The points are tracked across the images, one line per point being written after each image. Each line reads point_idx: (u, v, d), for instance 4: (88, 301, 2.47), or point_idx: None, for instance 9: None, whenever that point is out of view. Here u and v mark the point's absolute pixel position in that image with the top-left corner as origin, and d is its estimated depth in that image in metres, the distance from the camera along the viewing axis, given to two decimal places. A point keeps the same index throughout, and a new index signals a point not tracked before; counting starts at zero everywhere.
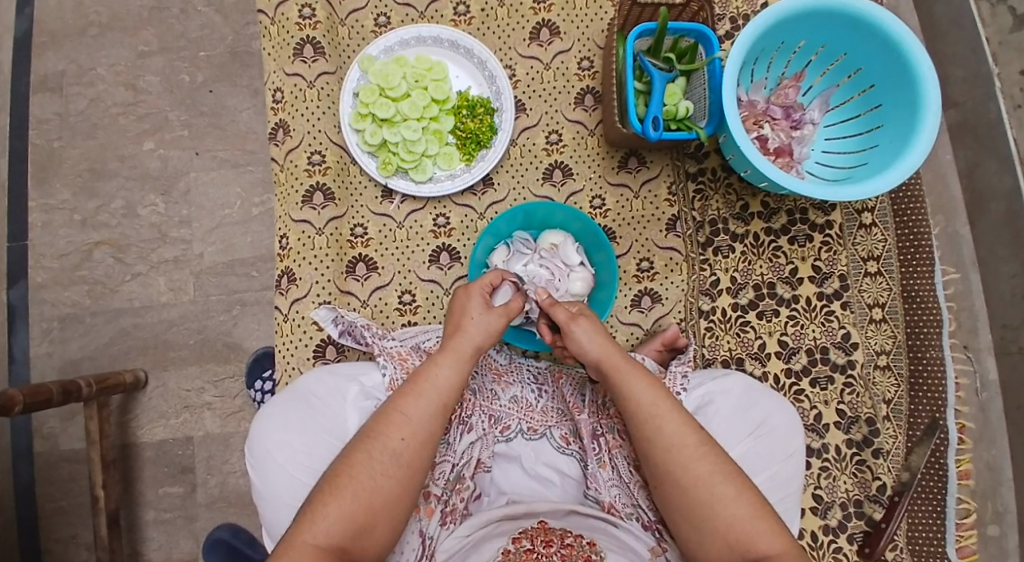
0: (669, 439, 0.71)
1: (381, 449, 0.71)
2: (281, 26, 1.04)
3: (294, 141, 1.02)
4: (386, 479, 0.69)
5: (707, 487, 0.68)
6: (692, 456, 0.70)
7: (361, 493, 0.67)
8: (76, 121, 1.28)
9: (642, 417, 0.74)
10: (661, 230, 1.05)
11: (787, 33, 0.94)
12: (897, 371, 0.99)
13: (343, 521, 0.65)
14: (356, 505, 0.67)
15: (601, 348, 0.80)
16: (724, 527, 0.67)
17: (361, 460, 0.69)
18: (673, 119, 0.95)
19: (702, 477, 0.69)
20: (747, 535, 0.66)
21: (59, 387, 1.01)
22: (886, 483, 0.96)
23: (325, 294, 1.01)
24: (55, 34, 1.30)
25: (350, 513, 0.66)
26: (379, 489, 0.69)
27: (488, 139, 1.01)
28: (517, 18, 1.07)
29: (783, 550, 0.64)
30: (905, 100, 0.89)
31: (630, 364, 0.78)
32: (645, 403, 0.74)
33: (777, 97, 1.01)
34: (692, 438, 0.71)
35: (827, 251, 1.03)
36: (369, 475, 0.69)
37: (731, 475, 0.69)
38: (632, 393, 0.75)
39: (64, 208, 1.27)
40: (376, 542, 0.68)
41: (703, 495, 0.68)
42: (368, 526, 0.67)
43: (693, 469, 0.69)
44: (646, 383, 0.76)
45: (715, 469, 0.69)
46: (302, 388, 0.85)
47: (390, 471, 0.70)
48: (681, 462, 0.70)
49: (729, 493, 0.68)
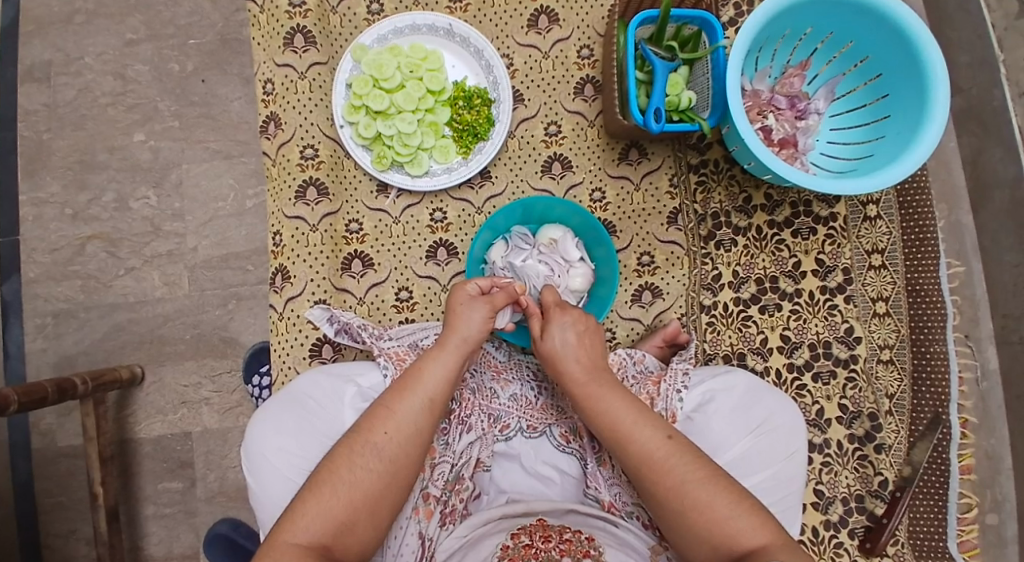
0: (636, 454, 0.72)
1: (363, 444, 0.70)
2: (270, 14, 1.01)
3: (286, 134, 1.00)
4: (367, 474, 0.69)
5: (679, 497, 0.68)
6: (660, 469, 0.70)
7: (340, 488, 0.67)
8: (64, 112, 1.26)
9: (607, 434, 0.75)
10: (663, 223, 1.03)
11: (794, 20, 0.91)
12: (900, 365, 0.98)
13: (323, 518, 0.65)
14: (336, 502, 0.66)
15: (564, 367, 0.80)
16: (703, 530, 0.66)
17: (343, 456, 0.69)
18: (675, 110, 0.92)
19: (673, 488, 0.68)
20: (728, 535, 0.65)
21: (55, 385, 1.00)
22: (887, 478, 0.95)
23: (320, 292, 0.99)
24: (40, 22, 1.26)
25: (330, 510, 0.65)
26: (359, 484, 0.68)
27: (485, 130, 0.99)
28: (515, 5, 1.03)
29: (766, 543, 0.63)
30: (914, 90, 0.87)
31: (596, 383, 0.78)
32: (609, 419, 0.75)
33: (782, 87, 0.98)
34: (660, 451, 0.71)
35: (831, 243, 1.01)
36: (350, 471, 0.68)
37: (702, 479, 0.68)
38: (601, 411, 0.75)
39: (54, 201, 1.25)
40: (358, 541, 0.67)
41: (677, 506, 0.68)
42: (349, 522, 0.66)
43: (663, 481, 0.69)
44: (612, 398, 0.76)
45: (685, 476, 0.69)
46: (296, 390, 0.83)
47: (371, 465, 0.69)
48: (652, 475, 0.70)
49: (703, 499, 0.67)
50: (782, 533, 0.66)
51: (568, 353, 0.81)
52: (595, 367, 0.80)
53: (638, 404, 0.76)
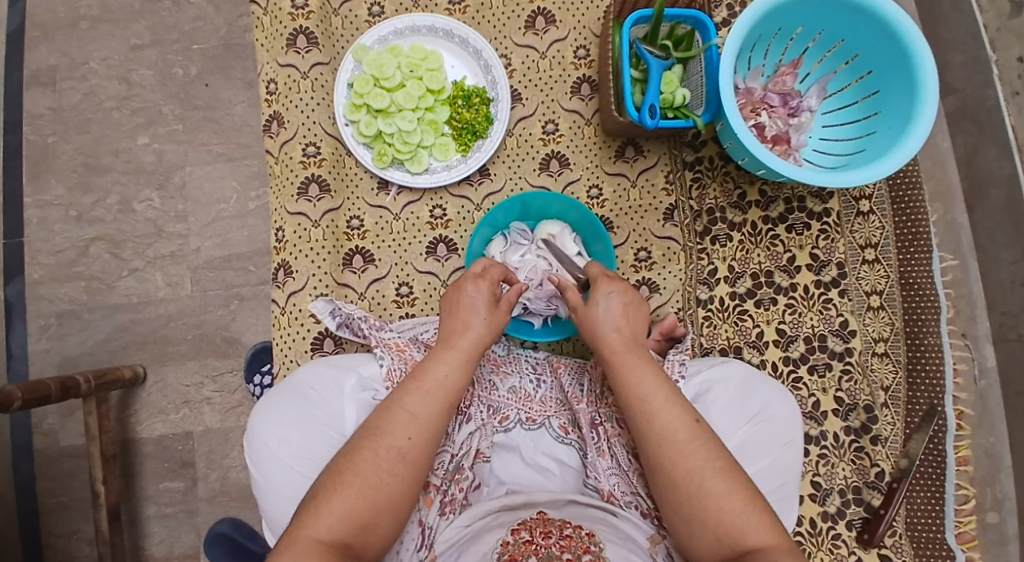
0: (661, 431, 0.72)
1: (387, 447, 0.70)
2: (273, 16, 1.03)
3: (288, 132, 1.02)
4: (391, 477, 0.69)
5: (696, 481, 0.69)
6: (682, 451, 0.71)
7: (365, 490, 0.67)
8: (69, 115, 1.28)
9: (640, 410, 0.74)
10: (660, 218, 1.04)
11: (784, 19, 0.93)
12: (895, 357, 0.99)
13: (348, 520, 0.65)
14: (361, 504, 0.67)
15: (606, 338, 0.80)
16: (713, 519, 0.67)
17: (366, 456, 0.69)
18: (670, 107, 0.94)
19: (692, 472, 0.69)
20: (736, 528, 0.66)
21: (58, 383, 1.01)
22: (884, 469, 0.96)
23: (322, 286, 1.00)
24: (46, 28, 1.28)
25: (355, 511, 0.66)
26: (384, 487, 0.68)
27: (484, 129, 1.01)
28: (513, 7, 1.06)
29: (771, 545, 0.64)
30: (904, 86, 0.89)
31: (638, 355, 0.79)
32: (636, 396, 0.75)
33: (775, 85, 1.00)
34: (685, 432, 0.72)
35: (825, 238, 1.02)
36: (375, 473, 0.68)
37: (722, 469, 0.69)
38: (636, 386, 0.76)
39: (58, 203, 1.27)
40: (378, 541, 0.68)
41: (693, 489, 0.69)
42: (371, 524, 0.67)
43: (684, 464, 0.70)
44: (652, 375, 0.76)
45: (706, 463, 0.69)
46: (298, 382, 0.84)
47: (395, 469, 0.70)
48: (673, 455, 0.71)
49: (720, 487, 0.68)
50: (787, 536, 0.66)
51: (609, 324, 0.81)
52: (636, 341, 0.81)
53: (668, 383, 0.76)
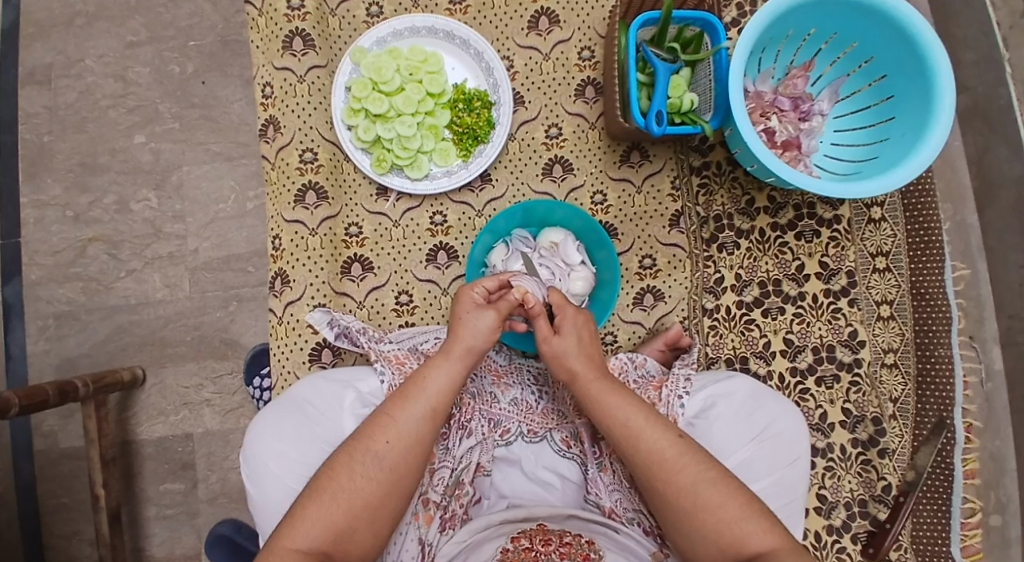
0: (648, 453, 0.71)
1: (364, 451, 0.70)
2: (268, 17, 1.01)
3: (284, 138, 0.99)
4: (367, 482, 0.69)
5: (691, 497, 0.68)
6: (672, 468, 0.70)
7: (340, 496, 0.67)
8: (65, 114, 1.25)
9: (616, 437, 0.74)
10: (665, 225, 1.02)
11: (797, 20, 0.90)
12: (904, 369, 0.97)
13: (323, 525, 0.65)
14: (337, 510, 0.67)
15: (575, 368, 0.79)
16: (713, 532, 0.67)
17: (343, 462, 0.70)
18: (677, 113, 0.91)
19: (685, 488, 0.69)
20: (737, 537, 0.66)
21: (56, 387, 0.99)
22: (891, 483, 0.95)
23: (319, 296, 0.98)
24: (41, 25, 1.26)
25: (331, 516, 0.66)
26: (359, 492, 0.68)
27: (486, 133, 0.98)
28: (516, 6, 1.03)
29: (773, 548, 0.64)
30: (919, 90, 0.85)
31: (604, 384, 0.77)
32: (617, 421, 0.74)
33: (786, 87, 0.96)
34: (672, 449, 0.71)
35: (834, 246, 1.00)
36: (349, 478, 0.68)
37: (715, 479, 0.69)
38: (608, 412, 0.75)
39: (56, 203, 1.25)
40: (358, 546, 0.68)
41: (689, 506, 0.68)
42: (349, 530, 0.67)
43: (675, 481, 0.70)
44: (620, 399, 0.75)
45: (697, 477, 0.69)
46: (297, 396, 0.83)
47: (371, 473, 0.69)
48: (663, 474, 0.70)
49: (714, 499, 0.68)
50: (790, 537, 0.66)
51: (578, 355, 0.80)
52: (602, 369, 0.80)
53: (644, 405, 0.76)
